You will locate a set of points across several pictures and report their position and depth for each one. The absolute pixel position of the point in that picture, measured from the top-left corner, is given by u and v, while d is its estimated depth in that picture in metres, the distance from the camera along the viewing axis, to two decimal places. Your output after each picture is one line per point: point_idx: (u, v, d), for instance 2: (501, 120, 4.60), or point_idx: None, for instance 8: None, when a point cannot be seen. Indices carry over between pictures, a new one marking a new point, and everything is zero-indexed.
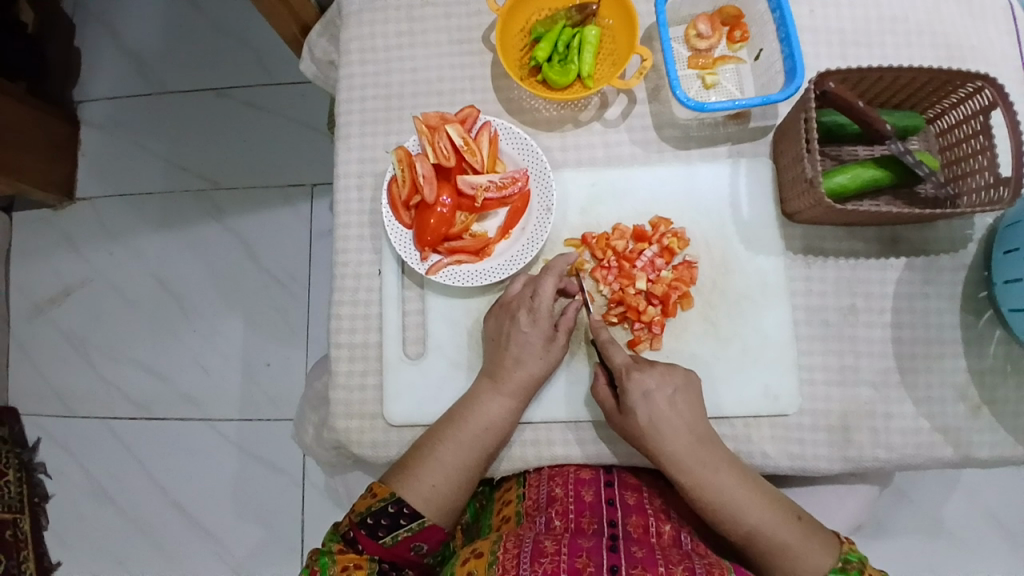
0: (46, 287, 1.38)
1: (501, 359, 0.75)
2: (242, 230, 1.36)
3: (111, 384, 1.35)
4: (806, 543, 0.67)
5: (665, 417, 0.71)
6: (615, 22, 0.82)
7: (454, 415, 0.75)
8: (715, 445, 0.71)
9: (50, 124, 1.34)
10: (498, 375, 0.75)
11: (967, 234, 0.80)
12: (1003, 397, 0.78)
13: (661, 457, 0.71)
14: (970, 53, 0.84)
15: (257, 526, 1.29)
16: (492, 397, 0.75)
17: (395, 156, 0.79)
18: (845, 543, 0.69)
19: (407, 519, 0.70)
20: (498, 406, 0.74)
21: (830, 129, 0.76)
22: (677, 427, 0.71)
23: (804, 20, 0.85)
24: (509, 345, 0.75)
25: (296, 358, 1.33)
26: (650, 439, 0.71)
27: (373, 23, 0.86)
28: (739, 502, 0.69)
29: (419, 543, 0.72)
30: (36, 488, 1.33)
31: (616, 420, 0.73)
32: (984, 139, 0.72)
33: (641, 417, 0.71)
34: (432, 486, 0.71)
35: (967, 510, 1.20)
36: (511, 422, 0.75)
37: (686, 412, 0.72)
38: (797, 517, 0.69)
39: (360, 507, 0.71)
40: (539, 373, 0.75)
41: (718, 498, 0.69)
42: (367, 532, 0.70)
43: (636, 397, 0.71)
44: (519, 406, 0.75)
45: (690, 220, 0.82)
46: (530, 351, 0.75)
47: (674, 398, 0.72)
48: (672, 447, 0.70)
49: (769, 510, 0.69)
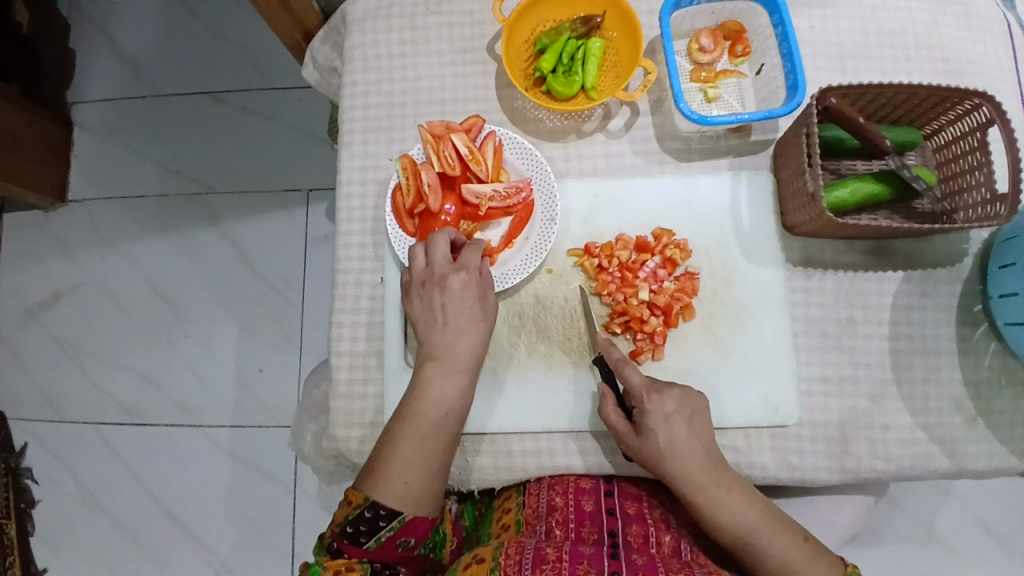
0: (37, 290, 1.37)
1: (439, 339, 0.74)
2: (237, 235, 1.36)
3: (101, 389, 1.34)
4: (811, 563, 0.68)
5: (683, 440, 0.71)
6: (618, 34, 0.83)
7: (406, 407, 0.72)
8: (728, 468, 0.72)
9: (44, 126, 1.32)
10: (439, 354, 0.74)
11: (963, 248, 0.81)
12: (998, 408, 0.79)
13: (678, 481, 0.70)
14: (966, 69, 0.86)
15: (249, 533, 1.28)
16: (441, 379, 0.72)
17: (400, 164, 0.79)
18: (848, 565, 0.69)
19: (386, 519, 0.68)
20: (448, 385, 0.72)
21: (831, 144, 0.77)
22: (695, 450, 0.71)
23: (804, 35, 0.86)
24: (443, 322, 0.74)
25: (291, 364, 1.32)
26: (667, 461, 0.71)
27: (377, 31, 0.86)
28: (751, 524, 0.69)
29: (405, 538, 0.70)
30: (22, 495, 1.31)
31: (630, 443, 0.72)
32: (981, 155, 0.73)
33: (661, 439, 0.71)
34: (405, 484, 0.69)
35: (959, 519, 1.21)
36: (466, 398, 0.73)
37: (702, 434, 0.72)
38: (805, 538, 0.70)
39: (339, 516, 0.70)
40: (482, 341, 0.75)
41: (729, 519, 0.69)
42: (350, 540, 0.69)
43: (656, 419, 0.71)
44: (472, 380, 0.74)
45: (692, 231, 0.82)
46: (468, 320, 0.75)
47: (691, 421, 0.72)
48: (691, 471, 0.70)
49: (778, 531, 0.69)
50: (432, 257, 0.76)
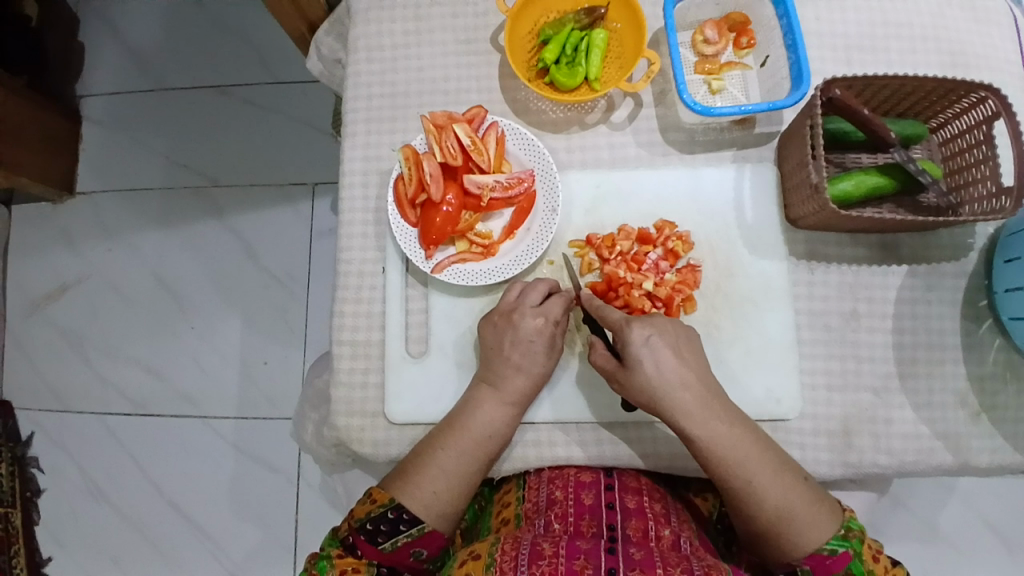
0: (44, 282, 1.38)
1: (501, 368, 0.75)
2: (242, 228, 1.36)
3: (106, 380, 1.35)
4: (810, 506, 0.68)
5: (672, 369, 0.69)
6: (622, 25, 0.82)
7: (455, 421, 0.74)
8: (721, 398, 0.71)
9: (52, 119, 1.33)
10: (498, 382, 0.75)
11: (968, 242, 0.81)
12: (1002, 404, 0.78)
13: (672, 413, 0.69)
14: (972, 63, 0.85)
15: (253, 525, 1.28)
16: (493, 405, 0.74)
17: (403, 154, 0.79)
18: (845, 511, 0.71)
19: (406, 524, 0.70)
20: (498, 414, 0.74)
21: (835, 136, 0.76)
22: (685, 379, 0.69)
23: (810, 27, 0.85)
24: (510, 354, 0.75)
25: (295, 356, 1.32)
26: (660, 395, 0.69)
27: (381, 21, 0.86)
28: (750, 459, 0.69)
29: (419, 549, 0.72)
30: (28, 484, 1.32)
31: (618, 377, 0.72)
32: (987, 148, 0.72)
33: (650, 372, 0.69)
34: (433, 494, 0.71)
35: (962, 517, 1.20)
36: (511, 427, 0.75)
37: (690, 361, 0.71)
38: (803, 478, 0.70)
39: (360, 512, 0.72)
40: (538, 378, 0.76)
41: (724, 450, 0.68)
42: (366, 539, 0.71)
43: (639, 349, 0.69)
44: (519, 413, 0.75)
45: (695, 223, 0.82)
46: (531, 358, 0.75)
47: (677, 347, 0.71)
48: (682, 402, 0.69)
49: (771, 466, 0.69)
50: (523, 296, 0.76)
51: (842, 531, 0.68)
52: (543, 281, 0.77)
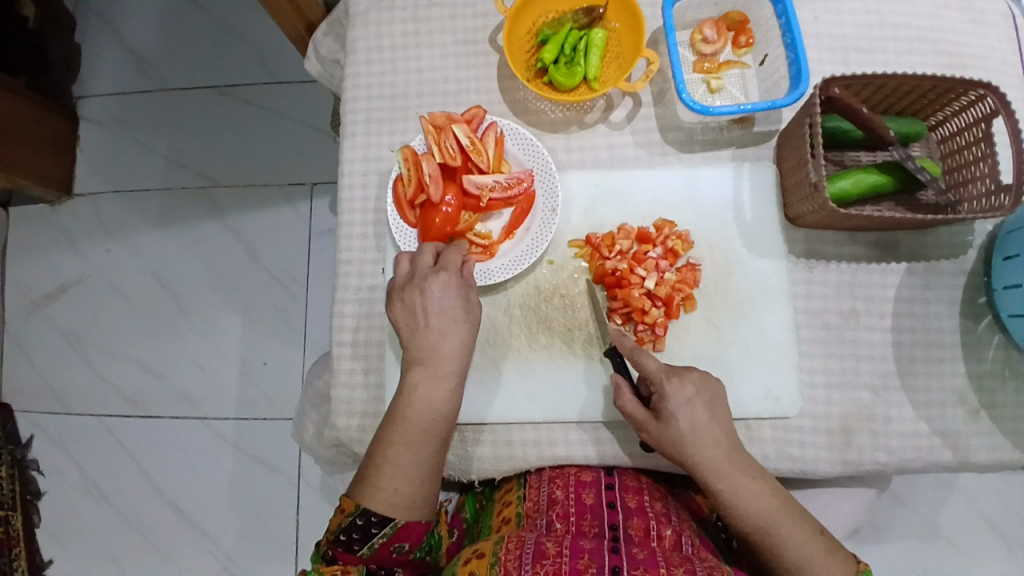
0: (42, 284, 1.38)
1: (422, 342, 0.72)
2: (241, 228, 1.36)
3: (106, 381, 1.35)
4: (830, 558, 0.67)
5: (706, 425, 0.70)
6: (621, 25, 0.82)
7: (393, 414, 0.71)
8: (747, 454, 0.71)
9: (50, 119, 1.33)
10: (426, 357, 0.72)
11: (967, 240, 0.81)
12: (1001, 401, 0.78)
13: (701, 468, 0.69)
14: (970, 62, 0.85)
15: (253, 526, 1.29)
16: (428, 384, 0.71)
17: (401, 155, 0.79)
18: (861, 563, 0.68)
19: (377, 526, 0.69)
20: (434, 390, 0.71)
21: (834, 135, 0.76)
22: (717, 436, 0.70)
23: (808, 27, 0.85)
24: (427, 321, 0.72)
25: (294, 356, 1.32)
26: (692, 448, 0.69)
27: (380, 23, 0.86)
28: (774, 514, 0.68)
29: (399, 544, 0.71)
30: (28, 485, 1.32)
31: (650, 430, 0.71)
32: (986, 147, 0.72)
33: (684, 424, 0.69)
34: (395, 490, 0.69)
35: (961, 515, 1.20)
36: (455, 401, 0.72)
37: (723, 419, 0.71)
38: (821, 531, 0.69)
39: (334, 525, 0.71)
40: (464, 342, 0.73)
41: (753, 505, 0.68)
42: (344, 549, 0.70)
43: (677, 404, 0.70)
44: (458, 382, 0.72)
45: (694, 222, 0.82)
46: (450, 320, 0.72)
47: (713, 406, 0.71)
48: (712, 456, 0.69)
49: (794, 521, 0.68)
50: (416, 263, 0.75)
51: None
52: (428, 243, 0.76)
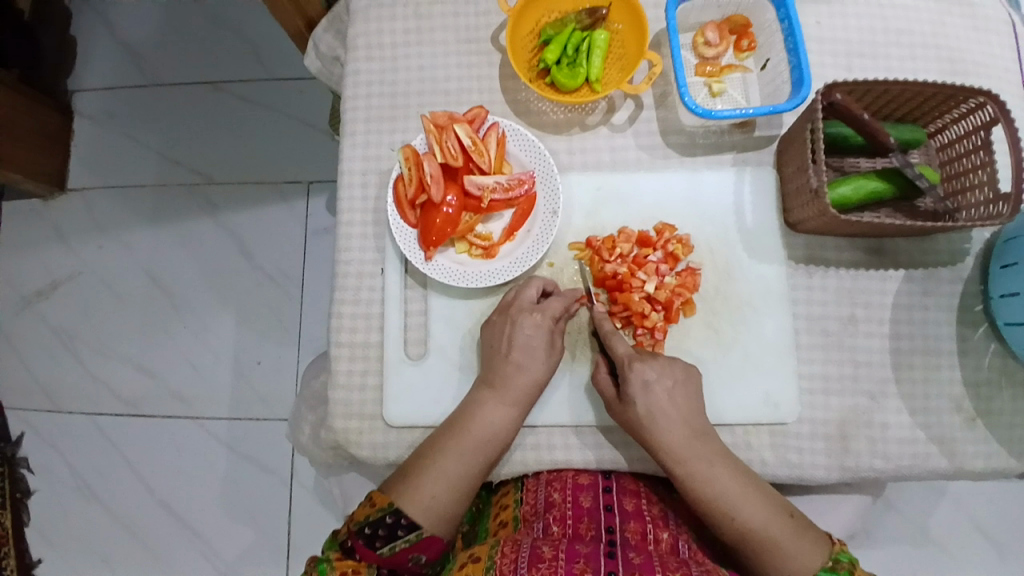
0: (34, 280, 1.36)
1: (501, 366, 0.75)
2: (236, 226, 1.35)
3: (97, 379, 1.33)
4: (796, 542, 0.67)
5: (663, 409, 0.71)
6: (624, 27, 0.82)
7: (455, 423, 0.74)
8: (711, 438, 0.71)
9: (43, 114, 1.31)
10: (498, 382, 0.74)
11: (965, 248, 0.81)
12: (997, 408, 0.79)
13: (658, 448, 0.71)
14: (970, 69, 0.85)
15: (245, 527, 1.27)
16: (493, 405, 0.74)
17: (403, 154, 0.78)
18: (835, 544, 0.68)
19: (404, 530, 0.69)
20: (497, 414, 0.73)
21: (835, 141, 0.76)
22: (675, 419, 0.71)
23: (811, 31, 0.86)
24: (510, 351, 0.75)
25: (289, 356, 1.31)
26: (649, 431, 0.71)
27: (381, 20, 0.85)
28: (732, 496, 0.69)
29: (418, 554, 0.70)
30: (18, 483, 1.30)
31: (615, 409, 0.73)
32: (985, 154, 0.73)
33: (640, 407, 0.71)
34: (432, 497, 0.70)
35: (952, 520, 1.21)
36: (512, 430, 0.74)
37: (685, 404, 0.72)
38: (788, 515, 0.69)
39: (359, 516, 0.70)
40: (539, 378, 0.75)
41: (711, 487, 0.69)
42: (365, 542, 0.68)
43: (636, 387, 0.71)
44: (519, 414, 0.75)
45: (695, 226, 0.82)
46: (531, 356, 0.75)
47: (673, 391, 0.72)
48: (669, 438, 0.70)
49: (753, 502, 0.68)
50: (522, 293, 0.77)
51: (830, 564, 0.66)
52: (538, 278, 0.78)
